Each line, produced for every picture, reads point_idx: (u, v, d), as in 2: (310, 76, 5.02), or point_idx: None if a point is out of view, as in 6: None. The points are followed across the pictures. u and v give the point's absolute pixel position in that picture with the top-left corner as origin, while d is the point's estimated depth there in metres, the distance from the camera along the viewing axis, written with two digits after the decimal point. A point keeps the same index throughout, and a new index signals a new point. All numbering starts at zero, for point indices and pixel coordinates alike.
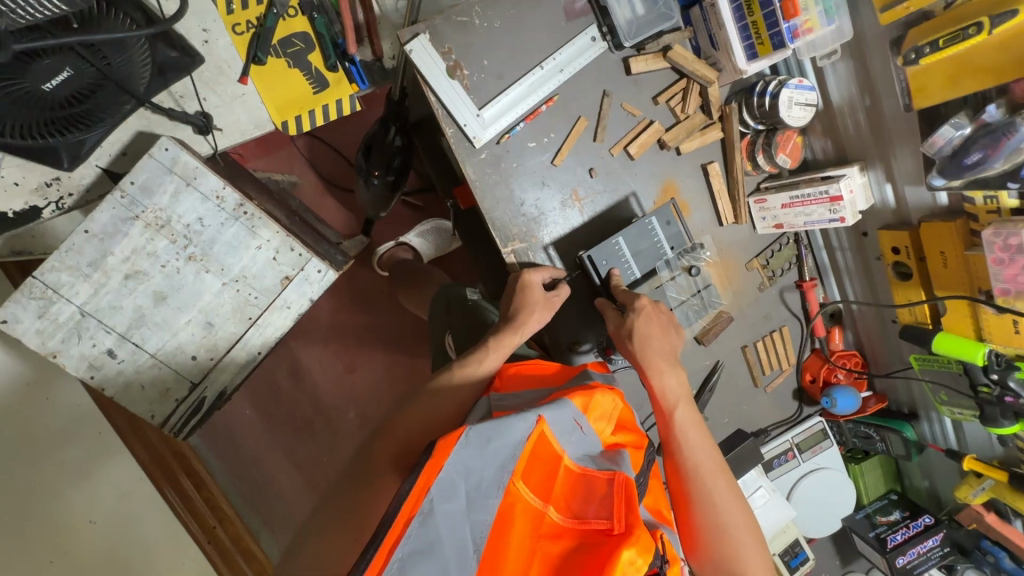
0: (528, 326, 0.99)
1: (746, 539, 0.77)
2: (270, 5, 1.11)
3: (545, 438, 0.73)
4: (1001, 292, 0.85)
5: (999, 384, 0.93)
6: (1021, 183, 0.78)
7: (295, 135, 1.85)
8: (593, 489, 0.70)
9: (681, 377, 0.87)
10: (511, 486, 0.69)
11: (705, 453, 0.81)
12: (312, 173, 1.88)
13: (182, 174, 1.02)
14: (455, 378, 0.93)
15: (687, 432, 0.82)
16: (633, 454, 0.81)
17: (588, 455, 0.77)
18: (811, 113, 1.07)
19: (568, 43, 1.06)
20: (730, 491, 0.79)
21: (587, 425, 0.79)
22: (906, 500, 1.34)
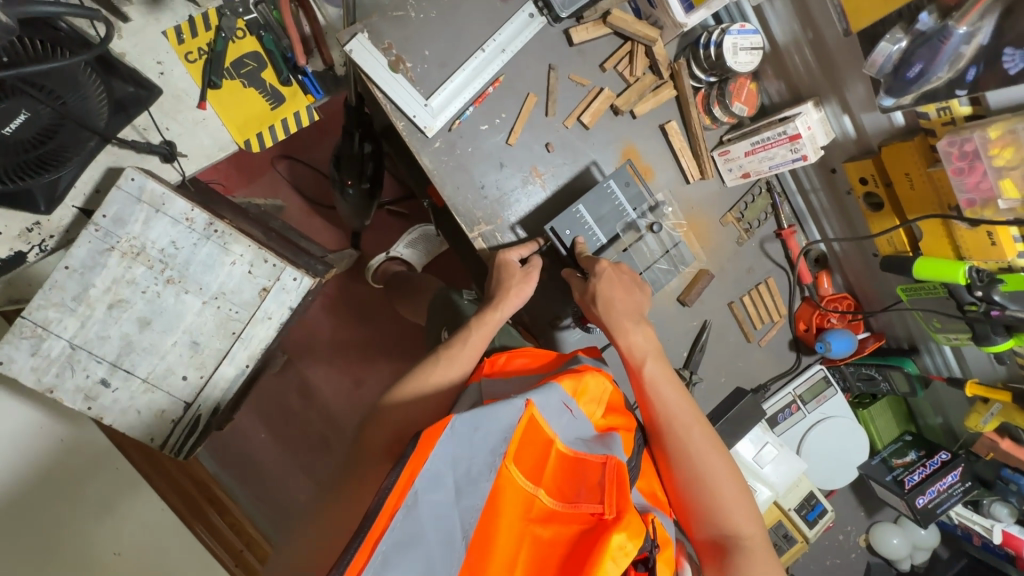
0: (507, 303, 0.98)
1: (728, 487, 0.78)
2: (218, 30, 1.15)
3: (535, 422, 0.71)
4: (968, 203, 0.83)
5: (985, 301, 0.90)
6: (968, 88, 0.77)
7: (275, 160, 1.89)
8: (586, 474, 0.69)
9: (648, 333, 0.90)
10: (502, 469, 0.67)
11: (679, 406, 0.83)
12: (296, 195, 1.92)
13: (150, 202, 1.06)
14: (442, 363, 0.93)
15: (658, 388, 0.85)
16: (624, 436, 0.79)
17: (580, 439, 0.75)
18: (758, 57, 1.06)
19: (507, 23, 1.07)
20: (707, 441, 0.81)
21: (577, 409, 0.77)
22: (921, 440, 1.30)
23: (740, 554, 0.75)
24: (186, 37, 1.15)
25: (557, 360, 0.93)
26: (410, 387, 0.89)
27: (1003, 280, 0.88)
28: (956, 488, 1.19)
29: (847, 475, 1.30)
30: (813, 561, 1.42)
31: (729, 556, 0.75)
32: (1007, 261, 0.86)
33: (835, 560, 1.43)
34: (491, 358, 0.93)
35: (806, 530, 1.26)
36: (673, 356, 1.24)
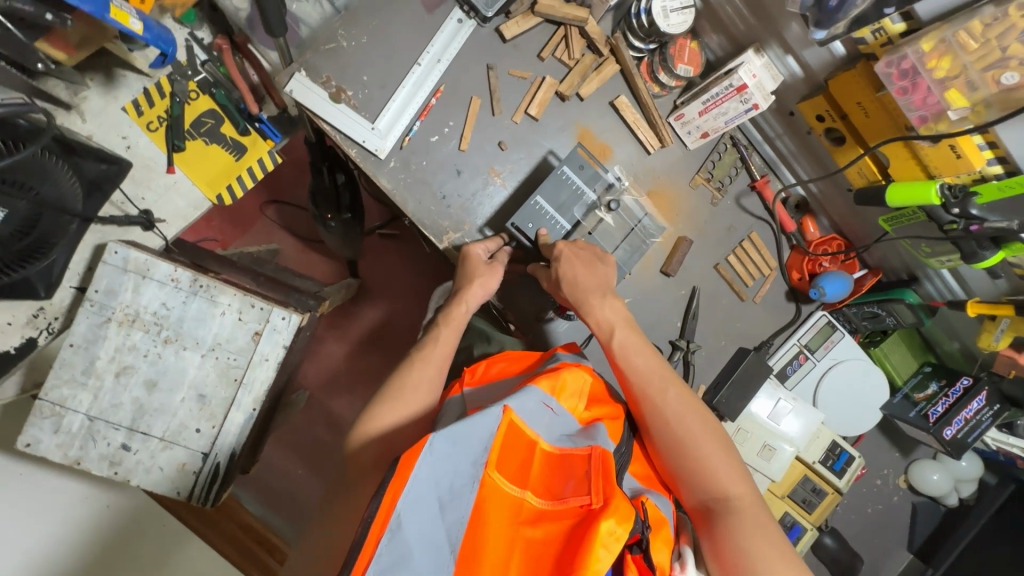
0: (470, 295, 0.99)
1: (711, 448, 0.79)
2: (172, 95, 1.20)
3: (515, 427, 0.71)
4: (920, 121, 0.80)
5: (964, 217, 0.86)
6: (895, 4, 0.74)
7: (264, 206, 1.94)
8: (572, 469, 0.69)
9: (616, 306, 0.92)
10: (486, 477, 0.67)
11: (653, 374, 0.85)
12: (290, 237, 1.98)
13: (136, 269, 1.12)
14: (419, 361, 0.92)
15: (630, 358, 0.87)
16: (610, 425, 0.80)
17: (566, 437, 0.76)
18: (690, 15, 1.05)
19: (437, 33, 1.09)
20: (686, 405, 0.82)
21: (559, 406, 0.78)
22: (941, 369, 1.26)
23: (729, 512, 0.74)
24: (144, 108, 1.20)
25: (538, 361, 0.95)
26: (392, 391, 0.88)
27: (977, 192, 0.85)
28: (984, 414, 1.16)
29: (868, 418, 1.27)
30: (855, 511, 1.38)
31: (718, 516, 0.74)
32: (978, 171, 0.84)
33: (877, 506, 1.39)
34: (471, 369, 0.93)
35: (836, 480, 1.23)
36: (667, 328, 1.23)
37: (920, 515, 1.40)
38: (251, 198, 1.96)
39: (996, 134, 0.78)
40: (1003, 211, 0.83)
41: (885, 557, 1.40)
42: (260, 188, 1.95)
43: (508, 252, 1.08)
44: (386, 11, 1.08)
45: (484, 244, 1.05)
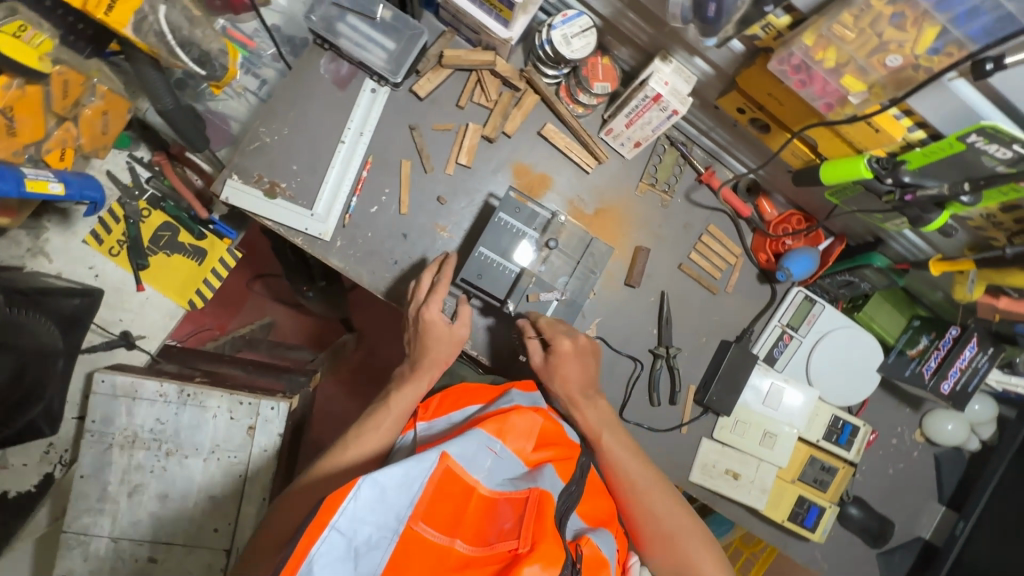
0: (434, 358, 1.01)
1: (687, 533, 0.94)
2: (125, 218, 1.25)
3: (452, 472, 0.70)
4: (828, 107, 0.82)
5: (898, 185, 0.85)
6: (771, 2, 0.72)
7: (250, 283, 1.89)
8: (506, 513, 0.69)
9: (599, 405, 1.04)
10: (408, 527, 0.64)
11: (637, 469, 0.98)
12: (282, 306, 1.94)
13: (125, 393, 1.18)
14: (386, 405, 0.99)
15: (616, 453, 0.99)
16: (557, 465, 0.81)
17: (508, 480, 0.75)
18: (593, 36, 1.04)
19: (354, 108, 1.11)
20: (666, 497, 0.97)
21: (502, 448, 0.77)
22: (930, 321, 1.22)
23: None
24: (103, 236, 1.25)
25: (494, 397, 0.93)
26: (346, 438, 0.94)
27: (906, 160, 0.83)
28: (980, 360, 1.16)
29: (867, 385, 1.25)
30: (877, 475, 1.35)
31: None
32: (901, 138, 0.83)
33: (898, 466, 1.36)
34: (426, 404, 0.95)
35: (844, 453, 1.24)
36: (644, 338, 1.23)
37: (944, 466, 1.37)
38: (235, 276, 1.90)
39: (910, 104, 0.77)
40: (934, 175, 0.83)
41: (918, 515, 1.37)
42: (243, 265, 1.88)
43: (469, 311, 1.06)
44: (300, 98, 1.10)
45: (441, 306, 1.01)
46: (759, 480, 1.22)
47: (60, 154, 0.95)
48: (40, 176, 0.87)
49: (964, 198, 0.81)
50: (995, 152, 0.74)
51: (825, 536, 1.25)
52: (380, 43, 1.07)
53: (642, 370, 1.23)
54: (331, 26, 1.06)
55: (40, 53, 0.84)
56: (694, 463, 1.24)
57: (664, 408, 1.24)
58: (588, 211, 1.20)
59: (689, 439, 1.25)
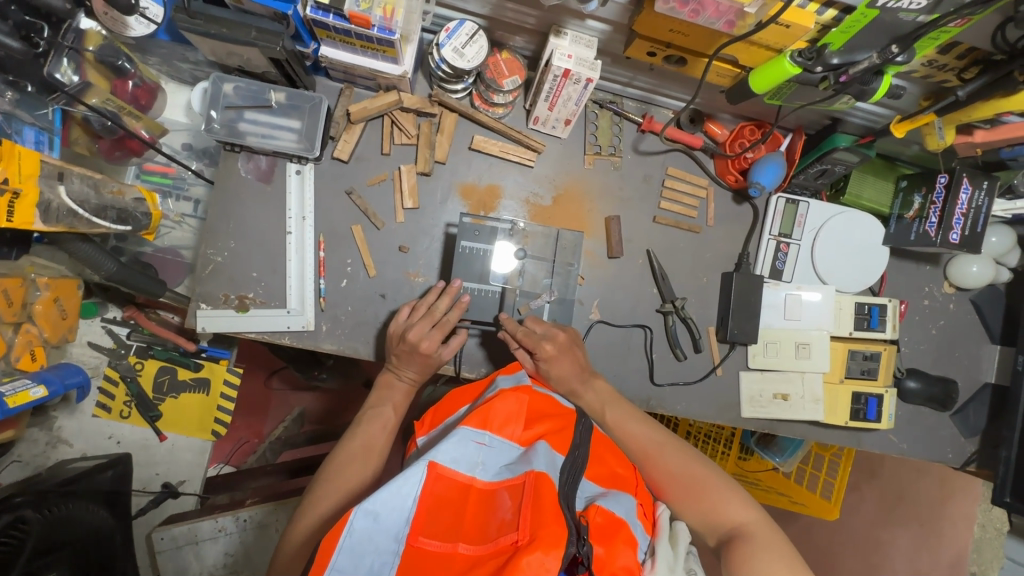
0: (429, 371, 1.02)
1: (711, 484, 0.84)
2: (123, 378, 1.25)
3: (445, 477, 0.67)
4: (730, 25, 0.79)
5: (830, 71, 0.81)
6: None
7: (268, 381, 1.89)
8: (505, 502, 0.66)
9: (597, 387, 1.00)
10: (409, 546, 0.61)
11: (645, 436, 0.92)
12: (306, 392, 1.93)
13: (187, 540, 1.18)
14: (386, 415, 0.97)
15: (625, 427, 0.94)
16: (552, 438, 0.77)
17: (504, 468, 0.71)
18: (483, 38, 1.01)
19: (287, 197, 1.10)
20: (679, 454, 0.89)
21: (491, 438, 0.74)
22: (916, 176, 1.17)
23: (738, 539, 0.77)
24: (110, 403, 1.25)
25: (481, 391, 0.93)
26: (360, 450, 0.91)
27: (827, 43, 0.80)
28: (979, 199, 1.10)
29: (878, 259, 1.22)
30: (921, 340, 1.32)
31: (733, 543, 0.77)
32: (815, 24, 0.79)
33: (940, 323, 1.33)
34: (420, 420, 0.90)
35: (881, 335, 1.22)
36: (647, 300, 1.21)
37: (986, 307, 1.34)
38: (251, 382, 1.89)
39: None
40: (861, 46, 0.78)
41: (977, 363, 1.33)
42: (254, 369, 1.88)
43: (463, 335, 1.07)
44: (233, 207, 1.09)
45: (438, 339, 0.99)
46: (809, 392, 1.20)
47: (31, 356, 0.95)
48: (18, 387, 0.89)
49: (899, 58, 0.77)
50: (909, 6, 0.71)
51: (892, 421, 1.24)
52: (285, 126, 1.06)
53: (657, 331, 1.22)
54: (233, 129, 1.04)
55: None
56: (741, 399, 1.22)
57: (691, 358, 1.22)
58: (548, 203, 1.18)
59: (727, 378, 1.23)
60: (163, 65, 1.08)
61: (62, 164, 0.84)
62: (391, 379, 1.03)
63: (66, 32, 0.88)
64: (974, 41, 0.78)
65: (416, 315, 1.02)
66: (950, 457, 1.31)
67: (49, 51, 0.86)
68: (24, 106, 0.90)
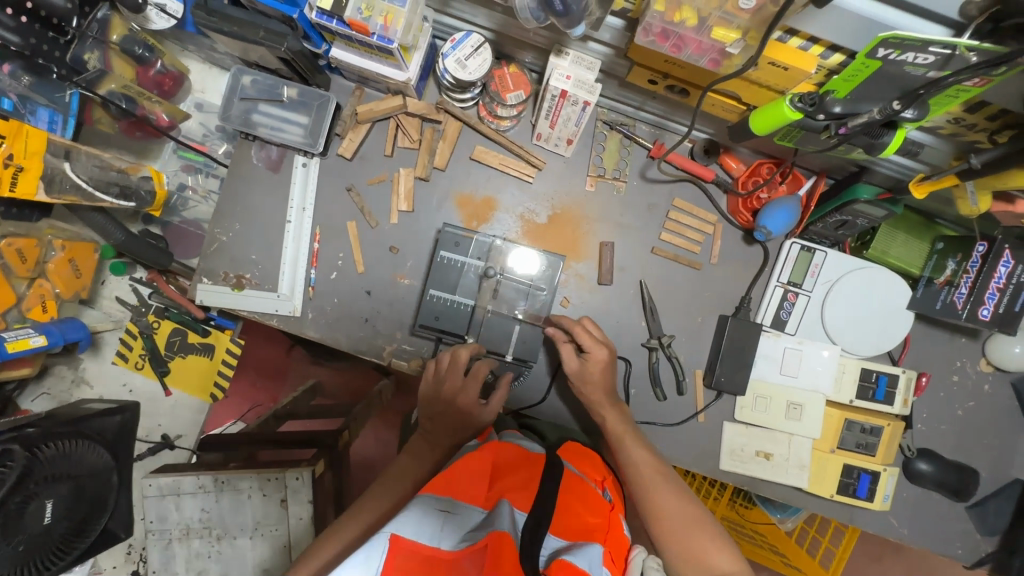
0: (454, 423, 1.00)
1: (708, 531, 0.88)
2: (141, 334, 1.37)
3: (407, 547, 0.67)
4: (715, 63, 0.72)
5: (832, 119, 0.74)
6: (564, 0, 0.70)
7: (288, 351, 2.01)
8: (469, 568, 0.64)
9: (622, 412, 1.04)
10: None
11: (652, 466, 0.96)
12: (321, 366, 2.03)
13: (169, 492, 1.27)
14: (398, 474, 0.97)
15: (634, 450, 0.99)
16: (515, 494, 0.77)
17: (468, 534, 0.70)
18: (487, 52, 1.01)
19: (291, 187, 1.15)
20: (680, 493, 0.92)
21: (455, 505, 0.75)
22: (953, 240, 1.05)
23: None
24: (128, 353, 1.38)
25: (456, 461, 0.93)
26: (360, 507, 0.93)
27: (831, 90, 0.73)
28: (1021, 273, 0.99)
29: (899, 324, 1.11)
30: (943, 420, 1.19)
31: None
32: (818, 68, 0.72)
33: (969, 405, 1.19)
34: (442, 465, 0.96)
35: (887, 409, 1.11)
36: (634, 333, 1.17)
37: None
38: (273, 349, 2.02)
39: (805, 29, 0.66)
40: (867, 98, 0.71)
41: (1007, 455, 1.18)
42: (277, 338, 2.00)
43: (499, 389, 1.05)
44: (243, 191, 1.15)
45: (469, 391, 1.00)
46: (794, 457, 1.12)
47: (42, 308, 1.04)
48: (20, 335, 0.97)
49: (904, 113, 0.68)
50: (915, 60, 0.62)
51: (888, 502, 1.13)
52: (294, 121, 1.11)
53: (639, 366, 1.17)
54: (247, 119, 1.10)
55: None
56: (721, 450, 1.15)
57: (673, 398, 1.17)
58: (542, 221, 1.17)
59: (710, 427, 1.16)
60: (200, 52, 1.17)
61: (72, 142, 0.93)
62: (420, 445, 1.01)
63: (92, 23, 0.97)
64: (1004, 103, 0.68)
65: (443, 368, 1.03)
66: (959, 553, 1.17)
67: (75, 39, 0.96)
68: (39, 89, 0.97)
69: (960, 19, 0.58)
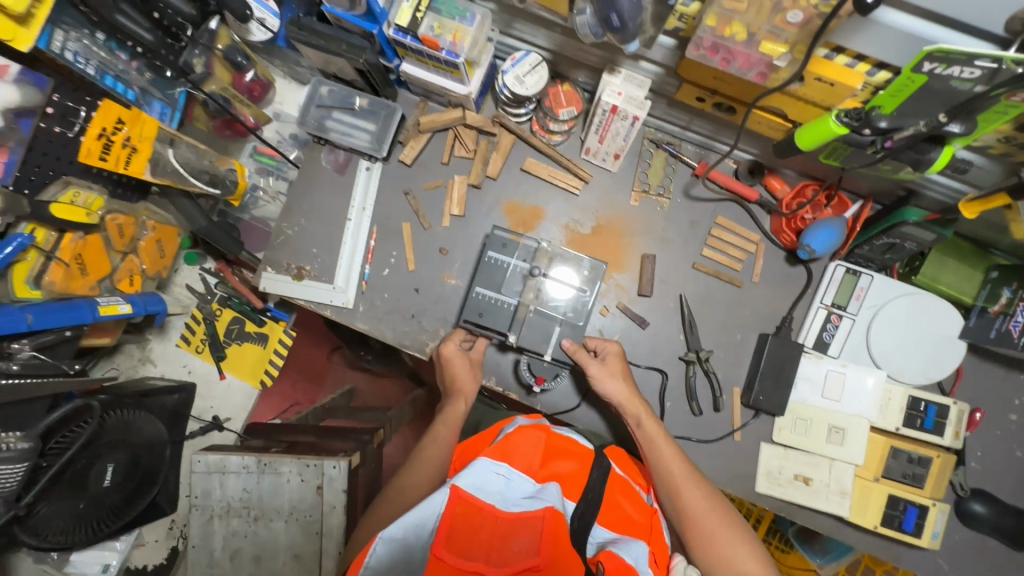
0: (460, 386, 1.09)
1: (731, 531, 0.93)
2: (204, 319, 1.47)
3: (466, 502, 0.77)
4: (762, 77, 0.76)
5: (878, 134, 0.76)
6: (617, 15, 0.76)
7: (330, 355, 2.10)
8: (524, 534, 0.76)
9: (642, 404, 1.05)
10: (434, 556, 0.71)
11: (680, 467, 0.99)
12: (359, 371, 2.12)
13: (215, 469, 1.33)
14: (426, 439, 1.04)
15: (659, 447, 1.01)
16: (565, 479, 0.87)
17: (522, 499, 0.81)
18: (544, 70, 1.08)
19: (353, 188, 1.24)
20: (707, 493, 0.97)
21: (510, 471, 0.83)
22: (1010, 270, 1.04)
23: None
24: (191, 337, 1.49)
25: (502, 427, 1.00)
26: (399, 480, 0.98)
27: (877, 105, 0.74)
28: None
29: (952, 353, 1.08)
30: (999, 460, 1.13)
31: None
32: (864, 85, 0.76)
33: None
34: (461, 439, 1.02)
35: (937, 440, 1.07)
36: (671, 346, 1.18)
37: None
38: (316, 350, 2.10)
39: (851, 46, 0.70)
40: (913, 112, 0.73)
41: None
42: (321, 340, 2.09)
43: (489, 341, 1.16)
44: (310, 190, 1.25)
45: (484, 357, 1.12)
46: (835, 483, 1.08)
47: (131, 281, 1.15)
48: (110, 301, 1.07)
49: (951, 127, 0.70)
50: (961, 74, 0.64)
51: (938, 541, 1.07)
52: (362, 127, 1.21)
53: (675, 380, 1.17)
54: (321, 124, 1.21)
55: (89, 210, 1.01)
56: (757, 472, 1.12)
57: (708, 414, 1.16)
58: (586, 231, 1.21)
59: (745, 447, 1.15)
60: (284, 66, 1.30)
61: (178, 133, 1.10)
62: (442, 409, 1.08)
63: (203, 32, 1.09)
64: None
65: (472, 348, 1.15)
66: None
67: (188, 44, 1.09)
68: (157, 84, 1.10)
69: (1005, 34, 0.61)
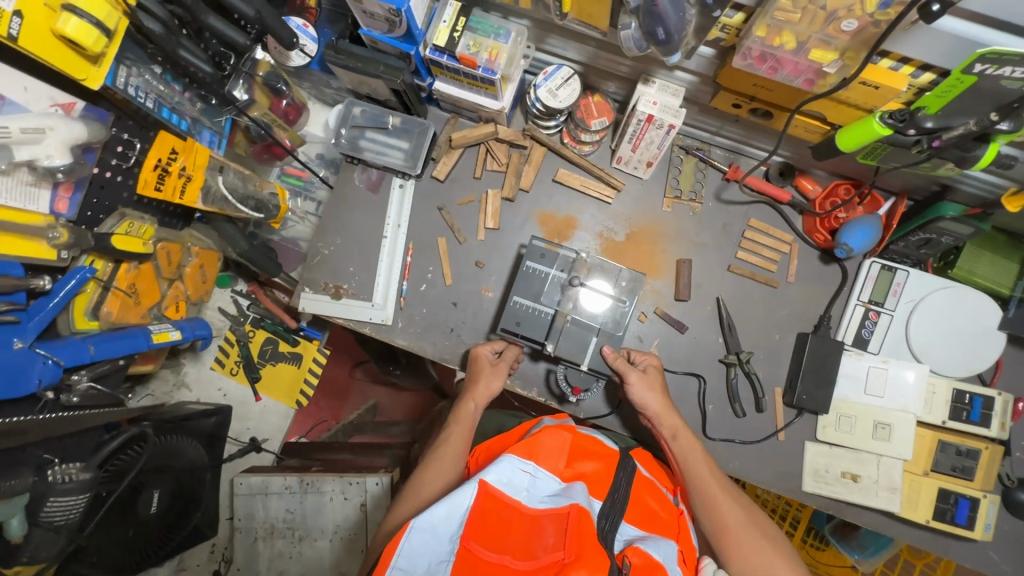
0: (479, 393, 1.07)
1: (764, 543, 0.91)
2: (238, 342, 1.48)
3: (494, 497, 0.74)
4: (810, 83, 0.79)
5: (924, 134, 0.77)
6: (664, 28, 0.78)
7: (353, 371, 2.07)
8: (550, 529, 0.73)
9: (675, 416, 1.05)
10: (463, 548, 0.68)
11: (714, 479, 0.98)
12: (380, 385, 2.10)
13: (257, 490, 1.34)
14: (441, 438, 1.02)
15: (692, 460, 1.00)
16: (590, 480, 0.84)
17: (548, 497, 0.78)
18: (576, 83, 1.10)
19: (388, 206, 1.26)
20: (741, 505, 0.95)
21: (536, 469, 0.80)
22: None
23: None
24: (225, 360, 1.49)
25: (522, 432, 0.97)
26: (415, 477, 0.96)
27: (923, 106, 0.76)
28: None
29: (991, 344, 1.09)
30: None
31: None
32: (908, 87, 0.77)
33: None
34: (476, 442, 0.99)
35: (984, 431, 1.07)
36: (710, 349, 1.19)
37: None
38: (338, 367, 2.07)
39: (897, 52, 0.72)
40: (961, 112, 0.74)
41: None
42: (343, 356, 2.07)
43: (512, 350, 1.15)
44: (345, 210, 1.27)
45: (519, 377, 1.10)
46: (883, 479, 1.09)
47: (175, 307, 1.18)
48: (162, 328, 1.12)
49: (1001, 126, 0.72)
50: (1012, 74, 0.66)
51: (989, 532, 1.08)
52: (396, 145, 1.23)
53: (717, 383, 1.18)
54: (355, 145, 1.23)
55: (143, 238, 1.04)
56: (803, 471, 1.13)
57: (751, 415, 1.17)
58: (620, 239, 1.23)
59: (790, 447, 1.15)
60: (312, 89, 1.31)
61: (226, 160, 1.12)
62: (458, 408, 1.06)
63: (246, 60, 1.10)
64: None
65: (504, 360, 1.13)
66: None
67: (231, 74, 1.10)
68: (206, 114, 1.16)
69: None
